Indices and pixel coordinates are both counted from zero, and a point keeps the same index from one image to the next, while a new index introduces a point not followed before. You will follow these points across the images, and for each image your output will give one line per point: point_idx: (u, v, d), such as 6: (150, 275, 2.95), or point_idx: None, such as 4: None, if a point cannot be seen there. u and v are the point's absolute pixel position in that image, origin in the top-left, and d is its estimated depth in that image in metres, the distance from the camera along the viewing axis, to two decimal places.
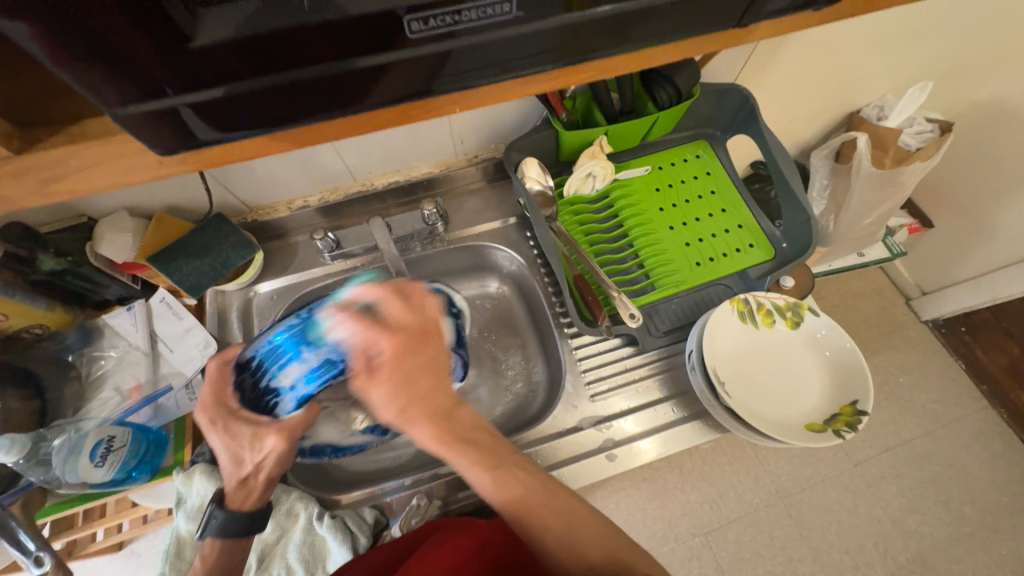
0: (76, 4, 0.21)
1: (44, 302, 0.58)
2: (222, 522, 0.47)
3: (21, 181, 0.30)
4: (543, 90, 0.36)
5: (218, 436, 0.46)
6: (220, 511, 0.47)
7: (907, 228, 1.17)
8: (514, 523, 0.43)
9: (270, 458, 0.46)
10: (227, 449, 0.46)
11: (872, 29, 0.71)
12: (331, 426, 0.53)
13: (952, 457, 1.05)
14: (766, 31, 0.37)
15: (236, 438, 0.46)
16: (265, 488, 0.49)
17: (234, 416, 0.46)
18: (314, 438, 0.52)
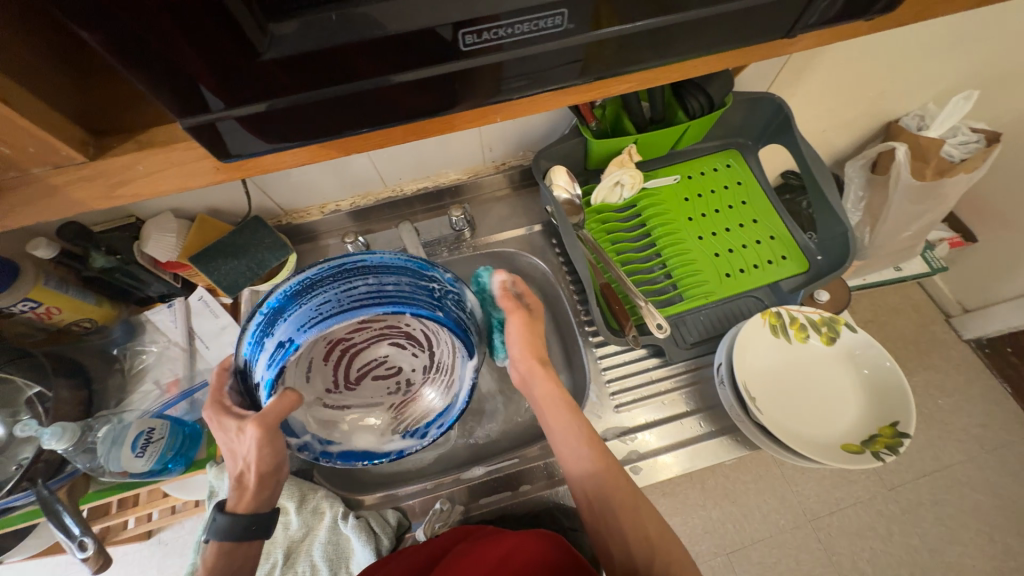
0: (159, 22, 0.22)
1: (94, 298, 0.61)
2: (227, 524, 0.45)
3: (92, 185, 0.31)
4: (570, 106, 0.36)
5: (216, 433, 0.43)
6: (222, 512, 0.45)
7: (947, 242, 1.13)
8: (592, 495, 0.49)
9: (258, 453, 0.42)
10: (224, 445, 0.44)
11: (914, 38, 0.69)
12: (365, 433, 0.50)
13: (997, 485, 0.99)
14: (811, 42, 0.36)
15: (227, 432, 0.42)
16: (262, 490, 0.46)
17: (227, 412, 0.43)
18: (348, 442, 0.48)
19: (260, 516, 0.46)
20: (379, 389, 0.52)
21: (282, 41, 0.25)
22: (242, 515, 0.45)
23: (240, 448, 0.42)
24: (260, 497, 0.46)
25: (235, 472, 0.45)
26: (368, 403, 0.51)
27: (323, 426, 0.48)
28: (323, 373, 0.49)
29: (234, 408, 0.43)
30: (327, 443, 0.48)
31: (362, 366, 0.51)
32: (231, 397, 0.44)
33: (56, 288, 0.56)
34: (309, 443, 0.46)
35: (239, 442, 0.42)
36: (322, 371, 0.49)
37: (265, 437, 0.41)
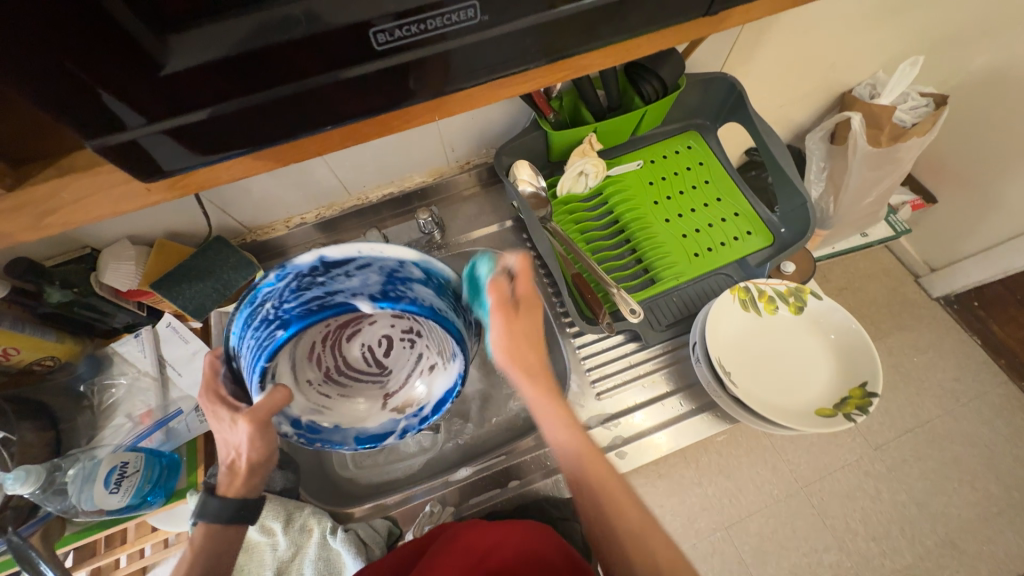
0: (44, 41, 0.21)
1: (54, 335, 0.59)
2: (218, 508, 0.45)
3: (16, 217, 0.30)
4: (529, 88, 0.36)
5: (211, 420, 0.45)
6: (212, 495, 0.45)
7: (909, 205, 1.17)
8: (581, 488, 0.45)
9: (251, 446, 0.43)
10: (217, 434, 0.45)
11: (855, 8, 0.71)
12: (434, 380, 0.52)
13: (974, 435, 1.03)
14: (738, 19, 0.37)
15: (220, 421, 0.44)
16: (254, 476, 0.46)
17: (220, 401, 0.45)
18: (427, 397, 0.51)
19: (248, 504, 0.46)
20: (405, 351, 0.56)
21: (194, 51, 0.25)
22: (230, 500, 0.45)
23: (231, 436, 0.43)
24: (249, 484, 0.47)
25: (225, 459, 0.45)
26: (405, 363, 0.55)
27: (402, 410, 0.52)
28: (361, 387, 0.53)
29: (227, 397, 0.45)
30: (418, 410, 0.51)
31: (373, 359, 0.55)
32: (224, 386, 0.46)
33: (12, 328, 0.54)
34: (408, 423, 0.51)
35: (232, 432, 0.44)
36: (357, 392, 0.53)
37: (257, 431, 0.42)
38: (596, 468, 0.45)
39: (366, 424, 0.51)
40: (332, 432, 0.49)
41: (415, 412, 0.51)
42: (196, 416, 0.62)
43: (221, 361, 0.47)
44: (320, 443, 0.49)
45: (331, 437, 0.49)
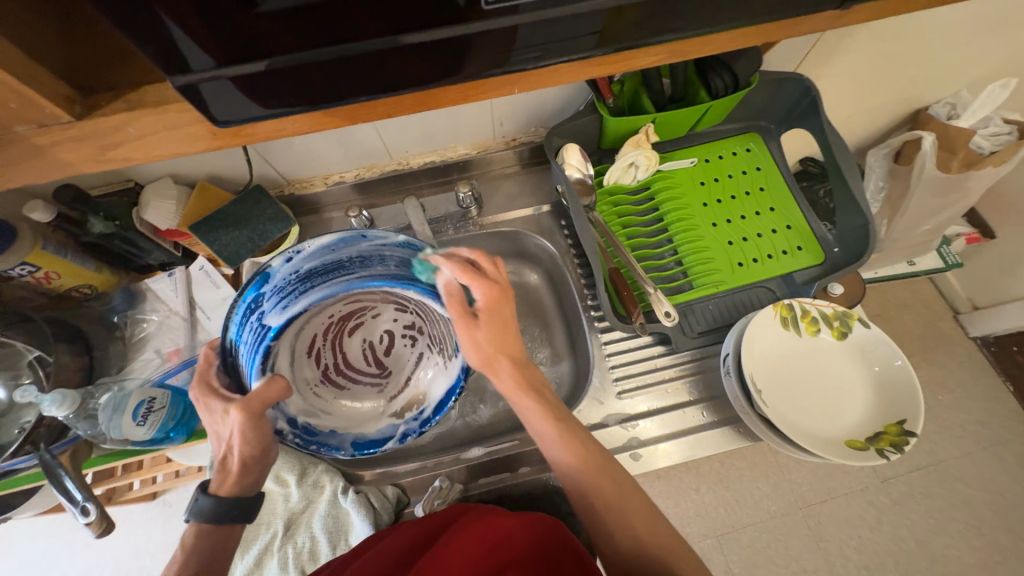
0: None
1: (94, 264, 0.61)
2: (209, 506, 0.45)
3: (80, 147, 0.30)
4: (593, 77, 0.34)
5: (202, 414, 0.45)
6: (205, 495, 0.46)
7: (964, 238, 1.11)
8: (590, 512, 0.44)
9: (240, 437, 0.43)
10: (209, 427, 0.45)
11: (957, 18, 0.65)
12: (438, 380, 0.54)
13: (990, 482, 0.99)
14: (847, 20, 0.34)
15: (210, 413, 0.44)
16: (248, 474, 0.46)
17: (213, 393, 0.44)
18: (429, 397, 0.53)
19: (241, 501, 0.46)
20: (405, 360, 0.58)
21: None
22: (224, 498, 0.46)
23: (222, 429, 0.43)
24: (243, 483, 0.46)
25: (218, 454, 0.45)
26: (404, 366, 0.58)
27: (403, 415, 0.53)
28: (357, 389, 0.56)
29: (219, 390, 0.44)
30: (420, 414, 0.53)
31: (371, 360, 0.58)
32: (216, 376, 0.45)
33: (54, 253, 0.55)
34: (409, 427, 0.52)
35: (221, 424, 0.44)
36: (356, 395, 0.55)
37: (248, 423, 0.43)
38: (602, 488, 0.44)
39: (364, 430, 0.52)
40: (327, 435, 0.50)
41: (420, 414, 0.52)
42: None
43: (217, 353, 0.46)
44: (316, 447, 0.49)
45: (327, 439, 0.50)
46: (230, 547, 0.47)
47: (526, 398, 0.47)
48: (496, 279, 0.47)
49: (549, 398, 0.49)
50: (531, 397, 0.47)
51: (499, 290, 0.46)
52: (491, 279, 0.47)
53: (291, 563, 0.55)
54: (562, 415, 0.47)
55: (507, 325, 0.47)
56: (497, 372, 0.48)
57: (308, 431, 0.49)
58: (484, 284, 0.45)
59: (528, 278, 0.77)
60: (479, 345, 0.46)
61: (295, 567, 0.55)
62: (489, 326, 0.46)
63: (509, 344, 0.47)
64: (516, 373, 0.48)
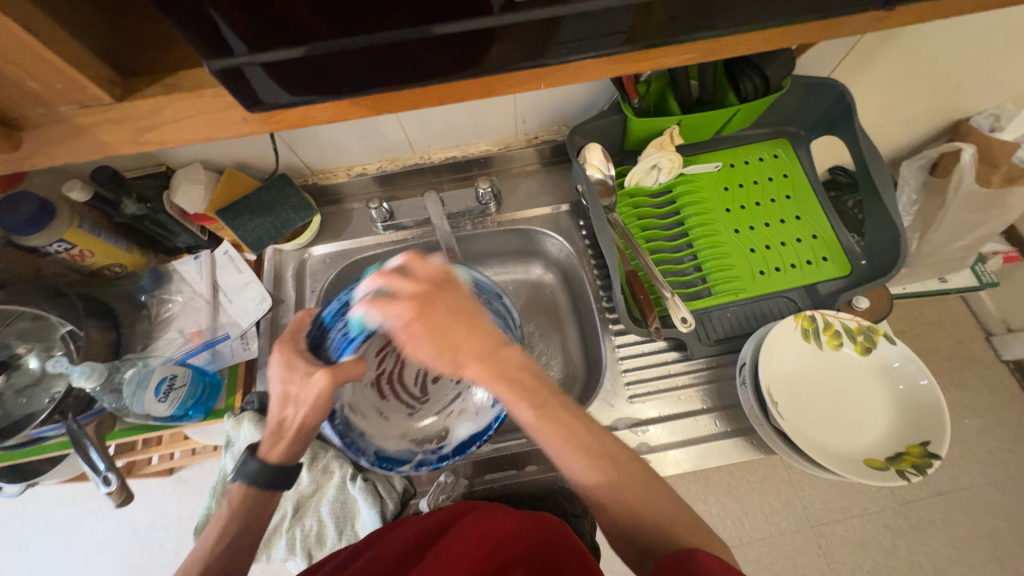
0: None
1: (125, 244, 0.63)
2: (254, 470, 0.46)
3: (118, 128, 0.31)
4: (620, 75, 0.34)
5: (277, 370, 0.47)
6: (252, 457, 0.47)
7: (1001, 256, 1.08)
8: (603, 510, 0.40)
9: (313, 402, 0.45)
10: (279, 385, 0.46)
11: (1006, 24, 0.62)
12: (465, 423, 0.56)
13: (1017, 512, 0.94)
14: (889, 23, 0.33)
15: (291, 371, 0.46)
16: (299, 441, 0.48)
17: (297, 354, 0.47)
18: (452, 438, 0.55)
19: (286, 468, 0.47)
20: (447, 393, 0.60)
21: None
22: (271, 464, 0.47)
23: (299, 392, 0.45)
24: (290, 450, 0.47)
25: (277, 416, 0.46)
26: (444, 398, 0.59)
27: (423, 446, 0.56)
28: (394, 405, 0.58)
29: (303, 351, 0.48)
30: (439, 448, 0.55)
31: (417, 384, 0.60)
32: (304, 341, 0.49)
33: (89, 232, 0.58)
34: (425, 458, 0.54)
35: (299, 385, 0.45)
36: (390, 413, 0.58)
37: (327, 389, 0.45)
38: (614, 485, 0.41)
39: (385, 446, 0.55)
40: (358, 437, 0.53)
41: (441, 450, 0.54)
42: (241, 343, 0.65)
43: (310, 320, 0.51)
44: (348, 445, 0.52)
45: (356, 440, 0.53)
46: (260, 522, 0.48)
47: (506, 391, 0.41)
48: (410, 288, 0.43)
49: (530, 381, 0.42)
50: (510, 387, 0.41)
51: (420, 295, 0.43)
52: (408, 289, 0.43)
53: (298, 545, 0.57)
54: (546, 400, 0.41)
55: (453, 319, 0.42)
56: (470, 372, 0.42)
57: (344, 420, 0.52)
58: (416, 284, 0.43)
59: (544, 278, 0.77)
60: (436, 349, 0.42)
61: (302, 549, 0.57)
62: (425, 331, 0.42)
63: (457, 338, 0.42)
64: (485, 363, 0.42)
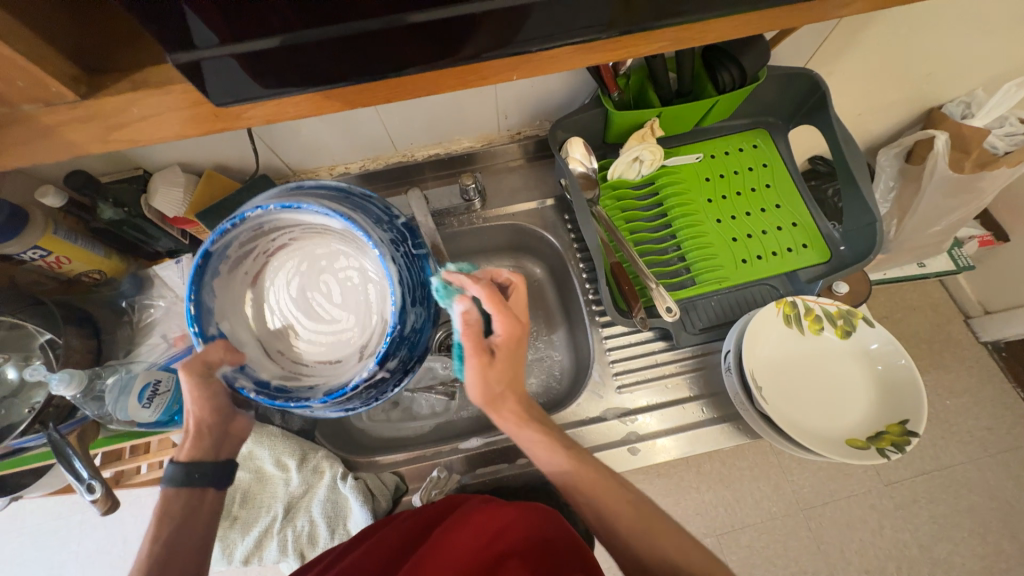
0: None
1: (103, 250, 0.62)
2: (170, 473, 0.47)
3: (86, 126, 0.30)
4: (595, 63, 0.34)
5: None
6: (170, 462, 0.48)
7: (976, 240, 1.09)
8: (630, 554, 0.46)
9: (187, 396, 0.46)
10: None
11: (973, 12, 0.63)
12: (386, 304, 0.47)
13: (996, 488, 0.97)
14: (850, 10, 0.34)
15: None
16: (204, 439, 0.49)
17: None
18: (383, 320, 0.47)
19: (202, 465, 0.48)
20: (358, 291, 0.49)
21: None
22: (189, 463, 0.48)
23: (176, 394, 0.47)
24: (202, 448, 0.49)
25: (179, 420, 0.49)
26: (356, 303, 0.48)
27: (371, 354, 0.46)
28: (319, 339, 0.48)
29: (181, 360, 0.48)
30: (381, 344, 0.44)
31: (323, 307, 0.49)
32: None
33: (64, 237, 0.57)
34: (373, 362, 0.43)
35: None
36: (332, 349, 0.48)
37: (192, 383, 0.45)
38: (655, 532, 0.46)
39: (340, 379, 0.45)
40: (302, 389, 0.45)
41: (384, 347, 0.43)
42: None
43: None
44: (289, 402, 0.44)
45: (299, 394, 0.44)
46: (198, 520, 0.48)
47: (530, 430, 0.50)
48: (523, 318, 0.49)
49: (558, 433, 0.52)
50: (536, 432, 0.50)
51: (523, 329, 0.48)
52: (518, 316, 0.48)
53: (290, 546, 0.56)
54: (578, 452, 0.51)
55: (506, 356, 0.48)
56: (507, 406, 0.50)
57: (280, 390, 0.44)
58: (501, 317, 0.46)
59: (531, 272, 0.78)
60: (496, 375, 0.48)
61: (294, 549, 0.56)
62: (502, 360, 0.47)
63: (516, 380, 0.50)
64: (520, 403, 0.51)
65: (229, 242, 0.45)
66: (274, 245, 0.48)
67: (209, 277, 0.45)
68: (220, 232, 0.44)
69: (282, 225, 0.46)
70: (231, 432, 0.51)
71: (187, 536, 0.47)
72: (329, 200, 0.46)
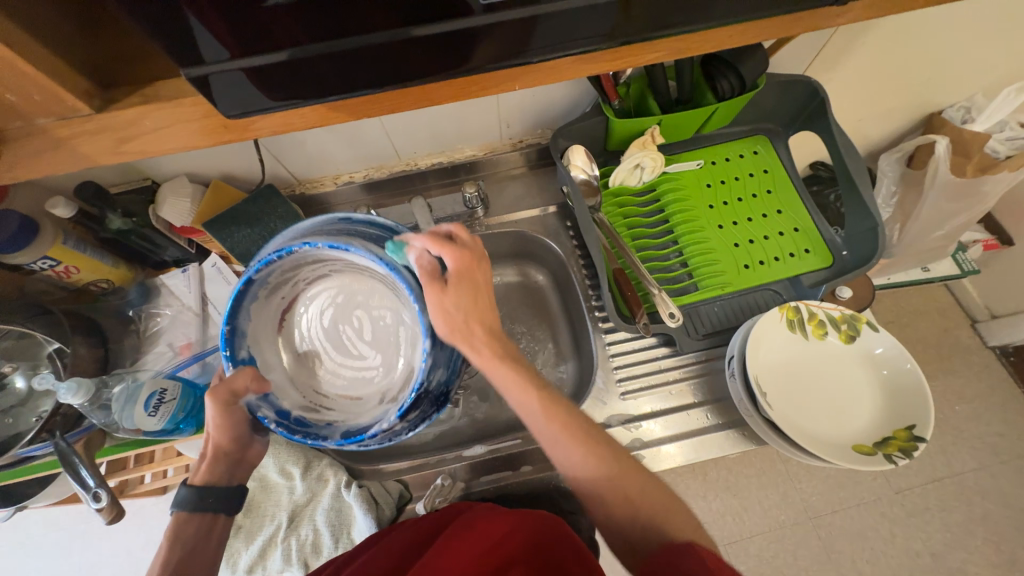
0: None
1: (111, 259, 0.63)
2: (183, 496, 0.47)
3: (98, 139, 0.31)
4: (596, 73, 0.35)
5: None
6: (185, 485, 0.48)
7: (981, 244, 1.09)
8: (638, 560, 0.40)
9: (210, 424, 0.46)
10: None
11: (970, 18, 0.64)
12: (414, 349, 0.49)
13: (1008, 495, 0.96)
14: (848, 19, 0.34)
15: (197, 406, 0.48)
16: (220, 464, 0.49)
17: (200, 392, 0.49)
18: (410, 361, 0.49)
19: (216, 489, 0.48)
20: (390, 334, 0.51)
21: None
22: (202, 487, 0.48)
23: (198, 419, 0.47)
24: (217, 472, 0.49)
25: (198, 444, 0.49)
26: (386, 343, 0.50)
27: (394, 400, 0.48)
28: (345, 372, 0.51)
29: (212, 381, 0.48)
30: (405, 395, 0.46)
31: (353, 343, 0.51)
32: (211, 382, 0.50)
33: (74, 247, 0.57)
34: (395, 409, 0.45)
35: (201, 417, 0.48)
36: (355, 385, 0.50)
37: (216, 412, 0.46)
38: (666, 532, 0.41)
39: (358, 422, 0.47)
40: (320, 426, 0.46)
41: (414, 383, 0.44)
42: None
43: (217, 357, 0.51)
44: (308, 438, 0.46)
45: (318, 431, 0.46)
46: (211, 544, 0.48)
47: (505, 371, 0.45)
48: (471, 249, 0.46)
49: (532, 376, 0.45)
50: (510, 368, 0.45)
51: (472, 257, 0.45)
52: (465, 246, 0.46)
53: (294, 555, 0.56)
54: (560, 409, 0.45)
55: (467, 290, 0.44)
56: (475, 344, 0.45)
57: (299, 424, 0.46)
58: (452, 252, 0.44)
59: (534, 279, 0.78)
60: (455, 305, 0.44)
61: (298, 558, 0.56)
62: (458, 289, 0.44)
63: (480, 309, 0.45)
64: (489, 340, 0.45)
65: (272, 271, 0.46)
66: (314, 275, 0.49)
67: (248, 302, 0.46)
68: (265, 262, 0.45)
69: (325, 260, 0.47)
70: (247, 457, 0.51)
71: (199, 561, 0.46)
72: (375, 242, 0.47)
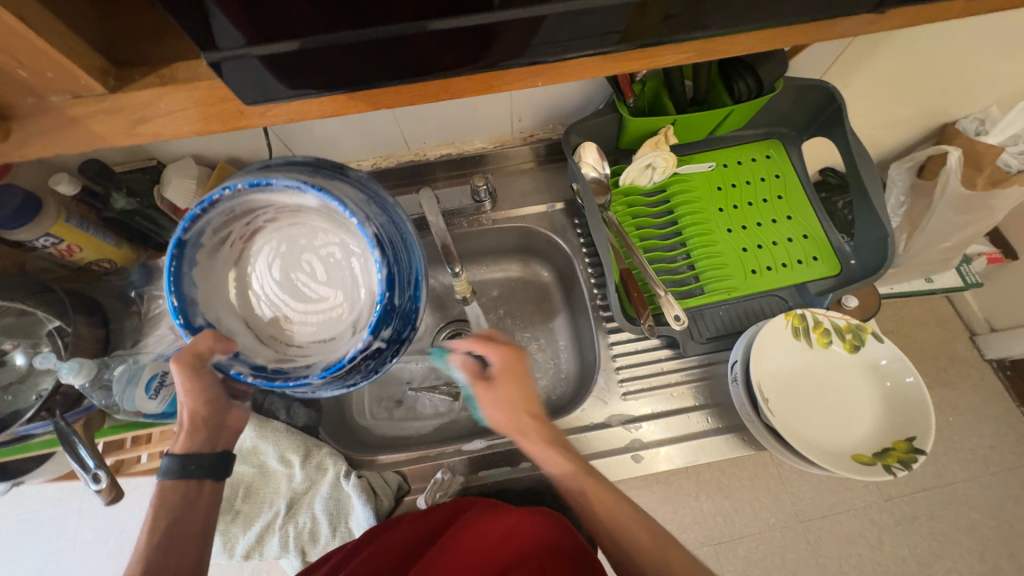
0: None
1: (114, 239, 0.62)
2: (167, 465, 0.47)
3: (111, 120, 0.30)
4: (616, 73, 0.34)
5: None
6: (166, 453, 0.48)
7: (986, 257, 1.10)
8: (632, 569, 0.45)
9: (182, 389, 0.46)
10: None
11: (992, 29, 0.63)
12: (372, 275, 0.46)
13: (997, 507, 0.97)
14: (877, 27, 0.34)
15: None
16: (201, 431, 0.49)
17: None
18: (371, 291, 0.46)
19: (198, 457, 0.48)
20: (344, 266, 0.47)
21: None
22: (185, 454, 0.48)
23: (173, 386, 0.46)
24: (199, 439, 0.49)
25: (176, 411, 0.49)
26: (342, 277, 0.47)
27: (362, 327, 0.45)
28: (310, 320, 0.47)
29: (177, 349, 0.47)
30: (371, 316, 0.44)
31: (310, 287, 0.47)
32: None
33: (77, 226, 0.57)
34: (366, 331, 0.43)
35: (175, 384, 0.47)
36: (324, 328, 0.47)
37: (185, 376, 0.45)
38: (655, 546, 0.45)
39: (335, 355, 0.44)
40: (298, 368, 0.44)
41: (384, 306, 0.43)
42: None
43: None
44: (285, 381, 0.43)
45: (297, 373, 0.44)
46: (200, 509, 0.48)
47: (554, 454, 0.50)
48: (502, 347, 0.52)
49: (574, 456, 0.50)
50: (556, 452, 0.50)
51: (509, 353, 0.52)
52: (499, 344, 0.52)
53: (292, 542, 0.56)
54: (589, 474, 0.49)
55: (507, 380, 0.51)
56: (526, 437, 0.51)
57: (277, 371, 0.44)
58: (494, 352, 0.51)
59: (538, 275, 0.78)
60: (501, 402, 0.51)
61: (296, 545, 0.57)
62: (499, 385, 0.51)
63: (522, 404, 0.51)
64: (539, 428, 0.51)
65: (202, 230, 0.43)
66: (251, 228, 0.46)
67: (190, 267, 0.43)
68: (190, 219, 0.42)
69: (251, 206, 0.44)
70: (228, 423, 0.51)
71: (185, 527, 0.47)
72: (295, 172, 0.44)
